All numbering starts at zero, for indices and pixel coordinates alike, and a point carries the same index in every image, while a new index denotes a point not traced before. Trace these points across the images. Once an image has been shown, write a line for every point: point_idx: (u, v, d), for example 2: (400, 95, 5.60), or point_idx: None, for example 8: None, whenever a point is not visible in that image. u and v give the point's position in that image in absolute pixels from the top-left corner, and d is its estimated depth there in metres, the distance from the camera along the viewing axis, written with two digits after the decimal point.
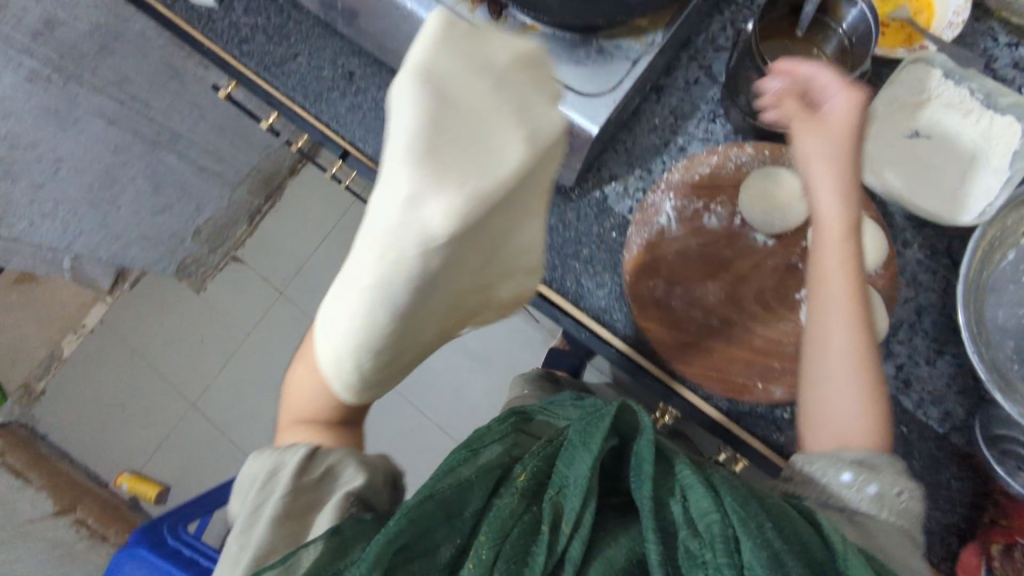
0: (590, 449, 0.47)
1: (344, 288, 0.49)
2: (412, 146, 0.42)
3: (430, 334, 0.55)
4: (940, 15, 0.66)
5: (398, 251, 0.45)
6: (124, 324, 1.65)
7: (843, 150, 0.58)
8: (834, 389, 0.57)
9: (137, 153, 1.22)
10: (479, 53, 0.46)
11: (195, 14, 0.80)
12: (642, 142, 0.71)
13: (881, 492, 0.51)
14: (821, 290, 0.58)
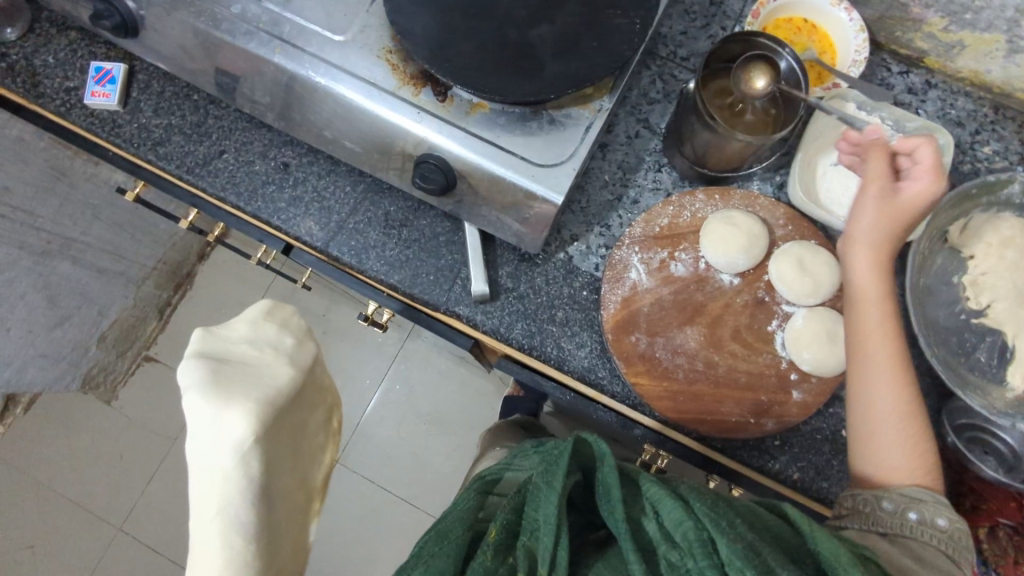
0: (553, 488, 0.46)
1: (198, 537, 0.50)
2: (201, 393, 0.50)
3: (293, 540, 0.54)
4: (843, 55, 0.73)
5: (223, 472, 0.49)
6: (21, 455, 1.43)
7: (890, 233, 0.59)
8: (886, 442, 0.57)
9: (25, 269, 1.07)
10: (231, 329, 0.57)
11: (96, 120, 0.74)
12: (596, 199, 0.72)
13: (924, 518, 0.52)
14: (870, 337, 0.59)
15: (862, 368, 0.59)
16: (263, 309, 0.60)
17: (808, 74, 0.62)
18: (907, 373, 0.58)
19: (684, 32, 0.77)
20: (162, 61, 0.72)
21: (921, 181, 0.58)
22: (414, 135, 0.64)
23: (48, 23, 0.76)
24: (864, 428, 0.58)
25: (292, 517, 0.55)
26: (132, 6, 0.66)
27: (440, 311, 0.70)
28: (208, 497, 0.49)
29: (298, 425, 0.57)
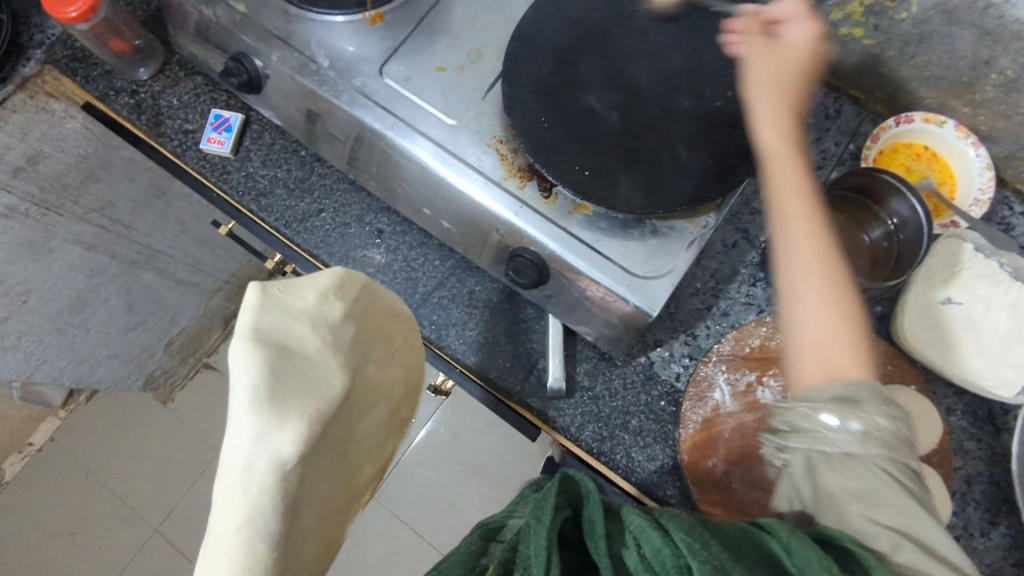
0: (542, 523, 0.45)
1: (209, 558, 0.41)
2: (253, 395, 0.42)
3: (306, 566, 0.47)
4: (964, 189, 0.70)
5: (257, 487, 0.41)
6: (77, 440, 1.50)
7: (785, 157, 0.58)
8: (807, 308, 0.54)
9: (112, 275, 1.12)
10: (299, 297, 0.50)
11: (207, 163, 0.77)
12: (685, 306, 0.71)
13: (866, 425, 0.48)
14: (794, 273, 0.55)
15: (792, 281, 0.55)
16: (331, 277, 0.53)
17: (934, 224, 0.59)
18: (818, 233, 0.56)
19: (795, 143, 0.74)
20: (277, 116, 0.75)
21: (766, 127, 0.59)
22: (512, 227, 0.64)
23: (178, 66, 0.79)
24: (802, 343, 0.54)
25: (321, 525, 0.49)
26: (259, 65, 0.69)
27: (513, 400, 0.69)
28: (231, 513, 0.41)
29: (335, 434, 0.51)
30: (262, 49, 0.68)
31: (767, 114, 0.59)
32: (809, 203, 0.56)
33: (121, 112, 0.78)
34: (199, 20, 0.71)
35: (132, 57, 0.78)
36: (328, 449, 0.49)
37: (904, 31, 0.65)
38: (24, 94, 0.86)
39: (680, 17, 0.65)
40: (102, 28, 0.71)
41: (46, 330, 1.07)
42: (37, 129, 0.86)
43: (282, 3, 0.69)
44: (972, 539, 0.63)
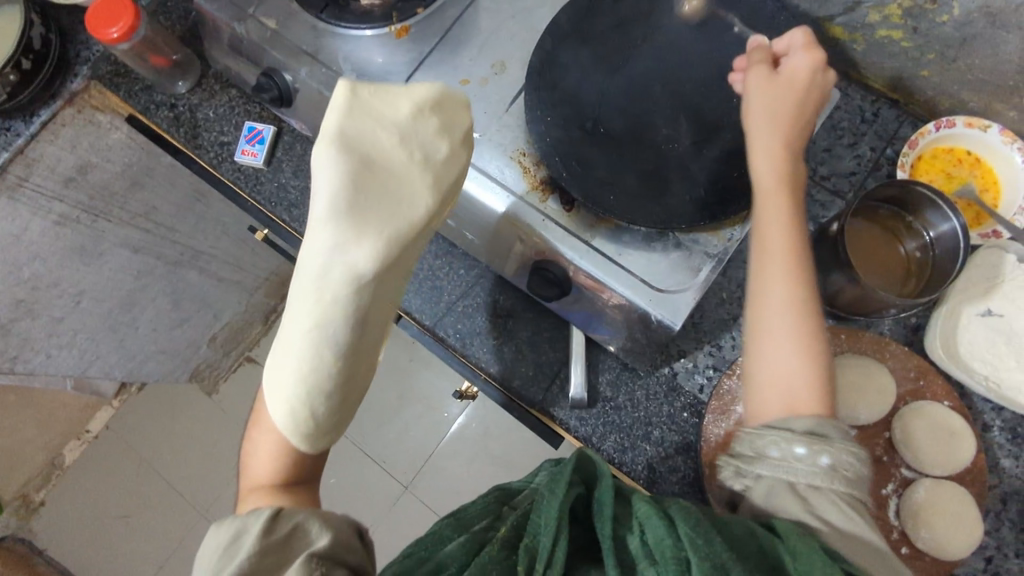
0: (555, 494, 0.46)
1: (288, 335, 0.51)
2: (334, 206, 0.47)
3: (360, 376, 0.55)
4: (1009, 197, 0.67)
5: (329, 293, 0.48)
6: (129, 429, 1.57)
7: (790, 105, 0.57)
8: (779, 351, 0.53)
9: (158, 275, 1.17)
10: (391, 107, 0.49)
11: (242, 175, 0.80)
12: (710, 317, 0.70)
13: (831, 462, 0.47)
14: (761, 244, 0.55)
15: (764, 304, 0.54)
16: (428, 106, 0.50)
17: (972, 244, 0.57)
18: (800, 231, 0.55)
19: (828, 149, 0.71)
20: (308, 128, 0.77)
21: (799, 63, 0.58)
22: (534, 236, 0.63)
23: (215, 79, 0.82)
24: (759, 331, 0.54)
25: (377, 343, 0.55)
26: (290, 80, 0.71)
27: (535, 409, 0.70)
28: (308, 307, 0.49)
29: (410, 269, 0.53)
30: (292, 64, 0.70)
31: (766, 117, 0.57)
32: (784, 157, 0.56)
33: (161, 125, 0.81)
34: (233, 36, 0.73)
35: (171, 71, 0.81)
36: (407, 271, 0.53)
37: (945, 34, 0.62)
38: (73, 109, 0.85)
39: (705, 24, 0.64)
40: (142, 46, 0.74)
41: (97, 327, 1.13)
42: (85, 141, 0.89)
43: (311, 19, 0.70)
44: (1007, 560, 0.61)
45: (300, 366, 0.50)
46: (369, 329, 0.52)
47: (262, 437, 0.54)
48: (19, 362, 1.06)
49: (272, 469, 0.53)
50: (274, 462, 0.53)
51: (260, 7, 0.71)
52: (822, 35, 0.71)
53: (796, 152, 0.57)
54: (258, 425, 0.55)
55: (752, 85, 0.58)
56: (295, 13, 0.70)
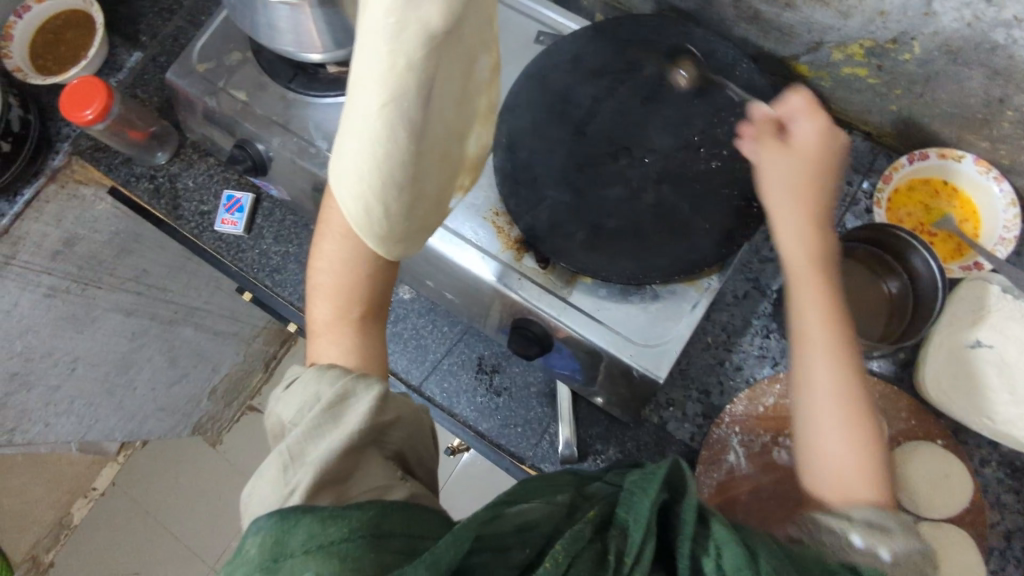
0: (647, 486, 0.39)
1: (355, 124, 0.44)
2: None
3: (430, 187, 0.49)
4: (988, 228, 0.66)
5: (403, 29, 0.40)
6: (136, 486, 1.57)
7: (832, 309, 0.52)
8: (824, 441, 0.50)
9: (152, 335, 1.16)
10: None
11: (223, 244, 0.80)
12: (696, 361, 0.69)
13: (894, 557, 0.43)
14: (813, 390, 0.51)
15: (810, 373, 0.51)
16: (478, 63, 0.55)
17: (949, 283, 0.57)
18: (842, 340, 0.52)
19: None
20: (287, 195, 0.77)
21: (791, 243, 0.54)
22: (512, 292, 0.62)
23: (193, 149, 0.83)
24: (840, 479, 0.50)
25: (440, 170, 0.50)
26: (262, 149, 0.71)
27: (526, 465, 0.69)
28: (374, 77, 0.42)
29: (468, 50, 0.47)
30: (263, 135, 0.70)
31: (818, 311, 0.52)
32: (806, 214, 0.55)
33: (142, 197, 0.82)
34: (205, 109, 0.74)
35: (149, 144, 0.81)
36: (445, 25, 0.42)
37: (909, 71, 0.62)
38: (55, 184, 0.87)
39: (667, 73, 0.64)
40: (117, 124, 0.75)
41: (93, 391, 1.13)
42: (70, 216, 0.91)
43: (280, 89, 0.71)
44: None
45: (374, 168, 0.44)
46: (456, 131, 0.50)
47: (326, 259, 0.56)
48: (18, 432, 1.04)
49: (336, 306, 0.55)
50: (333, 300, 0.55)
51: (230, 80, 0.72)
52: (788, 73, 0.72)
53: (825, 227, 0.55)
54: (327, 244, 0.56)
55: (798, 314, 0.53)
56: (264, 85, 0.71)
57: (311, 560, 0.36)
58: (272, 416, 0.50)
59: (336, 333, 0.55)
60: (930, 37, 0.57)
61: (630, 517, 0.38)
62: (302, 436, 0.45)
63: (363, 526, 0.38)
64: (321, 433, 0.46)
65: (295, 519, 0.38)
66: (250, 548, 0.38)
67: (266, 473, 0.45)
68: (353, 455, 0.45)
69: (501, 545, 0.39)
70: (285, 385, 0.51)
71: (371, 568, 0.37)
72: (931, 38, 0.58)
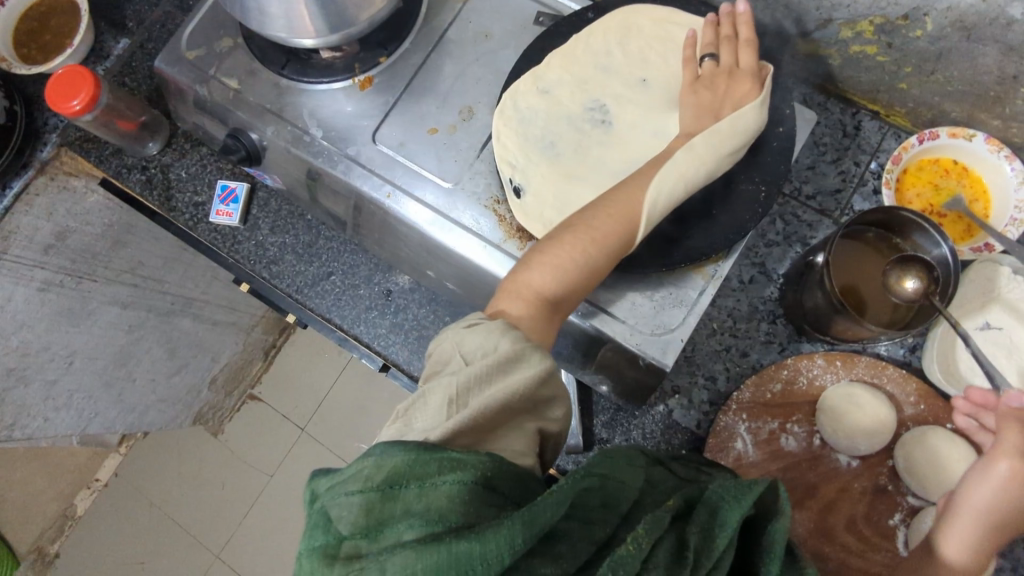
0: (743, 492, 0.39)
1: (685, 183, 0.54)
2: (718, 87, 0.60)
3: None
4: (1000, 208, 0.65)
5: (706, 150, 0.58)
6: (138, 476, 1.57)
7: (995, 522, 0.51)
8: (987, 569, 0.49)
9: (150, 327, 1.15)
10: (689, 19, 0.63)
11: (218, 236, 0.78)
12: (702, 349, 0.68)
13: None
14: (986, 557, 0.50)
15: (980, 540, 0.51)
16: (503, 95, 0.62)
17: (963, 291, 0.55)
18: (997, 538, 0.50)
19: (811, 166, 0.71)
20: (282, 184, 0.75)
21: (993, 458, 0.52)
22: (583, 301, 0.60)
23: (185, 138, 0.81)
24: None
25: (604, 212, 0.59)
26: (256, 138, 0.70)
27: None
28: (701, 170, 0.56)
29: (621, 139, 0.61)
30: (257, 123, 0.68)
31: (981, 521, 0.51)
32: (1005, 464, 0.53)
33: (133, 189, 0.80)
34: (196, 99, 0.71)
35: (139, 134, 0.79)
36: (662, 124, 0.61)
37: (920, 48, 0.61)
38: (45, 177, 0.86)
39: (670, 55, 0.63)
40: (107, 114, 0.73)
41: (92, 384, 1.11)
42: (61, 208, 0.88)
43: (273, 76, 0.69)
44: None
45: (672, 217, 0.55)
46: (579, 172, 0.61)
47: (566, 249, 0.53)
48: (17, 429, 1.01)
49: (553, 289, 0.53)
50: (558, 278, 0.53)
51: (221, 67, 0.70)
52: (793, 52, 0.70)
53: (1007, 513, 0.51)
54: (590, 243, 0.54)
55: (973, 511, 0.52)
56: (257, 72, 0.69)
57: (425, 492, 0.38)
58: (444, 344, 0.49)
59: (538, 312, 0.52)
60: (943, 13, 0.56)
61: (713, 521, 0.39)
62: (474, 380, 0.45)
63: (479, 475, 0.39)
64: (491, 382, 0.45)
65: (418, 453, 0.39)
66: (367, 465, 0.39)
67: (427, 401, 0.45)
68: (504, 412, 0.45)
69: (586, 517, 0.39)
70: (466, 322, 0.49)
71: (472, 516, 0.37)
72: (944, 14, 0.56)
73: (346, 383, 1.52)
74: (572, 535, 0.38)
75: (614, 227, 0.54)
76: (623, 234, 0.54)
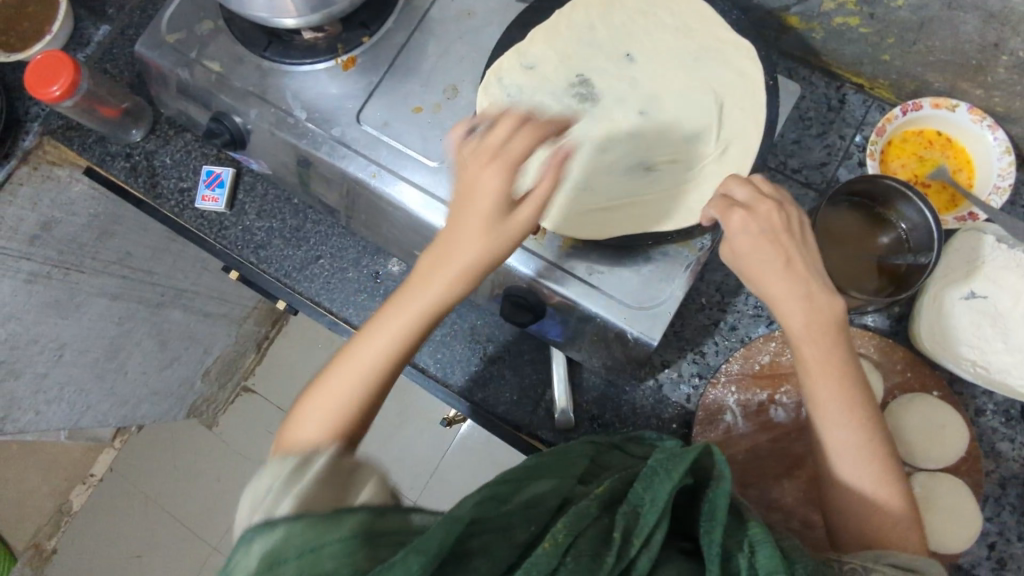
0: (671, 467, 0.41)
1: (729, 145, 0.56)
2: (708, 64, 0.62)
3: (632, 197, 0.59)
4: (983, 177, 0.66)
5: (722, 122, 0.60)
6: (133, 470, 1.57)
7: (840, 375, 0.51)
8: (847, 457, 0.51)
9: (140, 319, 1.14)
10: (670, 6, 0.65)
11: (205, 222, 0.78)
12: (690, 323, 0.69)
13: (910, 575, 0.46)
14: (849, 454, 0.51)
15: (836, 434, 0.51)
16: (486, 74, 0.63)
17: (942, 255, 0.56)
18: (857, 409, 0.51)
19: (797, 140, 0.71)
20: (268, 168, 0.75)
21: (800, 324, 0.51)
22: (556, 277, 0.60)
23: (168, 125, 0.81)
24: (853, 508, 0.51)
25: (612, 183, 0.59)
26: (240, 122, 0.69)
27: (523, 432, 0.68)
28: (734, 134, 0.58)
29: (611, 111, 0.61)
30: (241, 107, 0.68)
31: (832, 392, 0.51)
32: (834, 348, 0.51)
33: (118, 176, 0.79)
34: (179, 83, 0.71)
35: (123, 121, 0.78)
36: (650, 98, 0.61)
37: (902, 19, 0.61)
38: (27, 166, 0.85)
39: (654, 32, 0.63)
40: (87, 100, 0.72)
41: (83, 377, 1.10)
42: (46, 198, 0.88)
43: (256, 59, 0.69)
44: (1011, 544, 0.61)
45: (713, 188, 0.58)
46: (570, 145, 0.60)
47: (335, 389, 0.51)
48: (8, 422, 0.99)
49: (320, 434, 0.50)
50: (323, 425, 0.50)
51: (203, 51, 0.69)
52: (777, 27, 0.70)
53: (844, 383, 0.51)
54: (347, 377, 0.51)
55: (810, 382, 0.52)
56: (239, 55, 0.69)
57: (315, 548, 0.38)
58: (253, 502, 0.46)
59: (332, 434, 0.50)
60: None
61: (643, 499, 0.40)
62: (276, 492, 0.43)
63: (360, 525, 0.39)
64: (289, 489, 0.43)
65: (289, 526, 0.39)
66: (250, 545, 0.39)
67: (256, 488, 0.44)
68: (327, 484, 0.43)
69: (505, 525, 0.40)
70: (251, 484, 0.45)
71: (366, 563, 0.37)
72: None
73: None
74: (491, 548, 0.39)
75: (385, 343, 0.51)
76: (360, 397, 0.51)
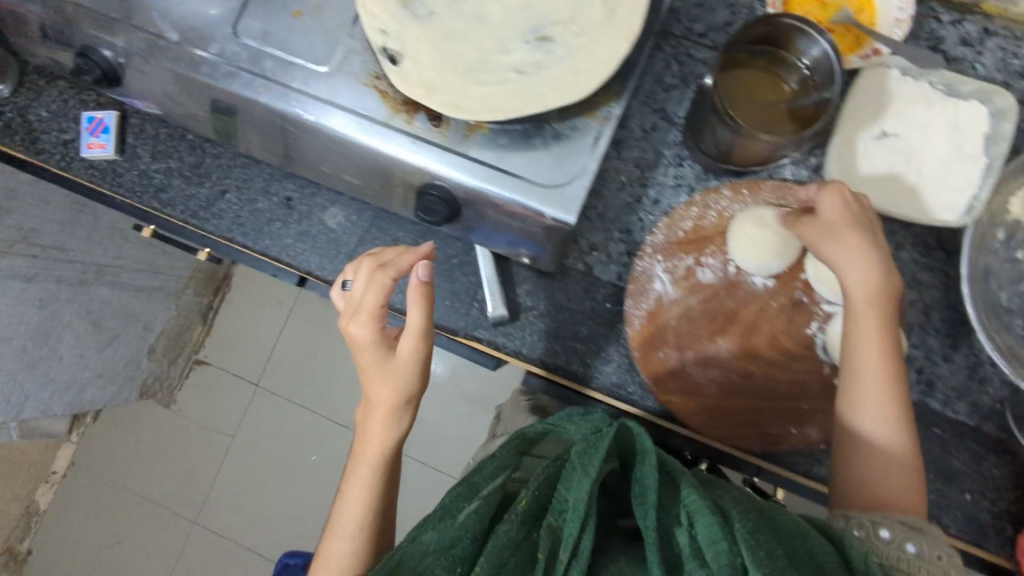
0: (584, 471, 0.42)
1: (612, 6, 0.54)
2: None
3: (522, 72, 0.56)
4: (883, 14, 0.65)
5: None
6: (96, 461, 1.53)
7: (883, 314, 0.55)
8: (870, 400, 0.55)
9: (65, 300, 1.09)
10: None
11: (97, 172, 0.73)
12: (614, 203, 0.68)
13: (920, 551, 0.51)
14: (870, 386, 0.55)
15: (866, 393, 0.55)
16: None
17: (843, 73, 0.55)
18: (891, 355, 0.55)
19: (700, 3, 0.69)
20: (155, 106, 0.71)
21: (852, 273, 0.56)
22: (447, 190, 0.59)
23: (37, 75, 0.74)
24: (866, 458, 0.56)
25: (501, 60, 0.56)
26: (109, 54, 0.64)
27: (460, 336, 0.67)
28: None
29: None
30: (105, 35, 0.62)
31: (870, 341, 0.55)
32: (872, 267, 0.55)
33: None
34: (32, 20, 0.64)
35: None
36: None
37: None
38: None
39: None
40: None
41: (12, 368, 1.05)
42: None
43: None
44: (937, 366, 0.64)
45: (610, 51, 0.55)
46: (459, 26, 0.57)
47: (348, 510, 0.62)
48: None
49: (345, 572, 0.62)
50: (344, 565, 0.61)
51: None
52: None
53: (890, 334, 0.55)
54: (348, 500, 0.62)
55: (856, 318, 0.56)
56: None
57: None
58: None
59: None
60: None
61: (563, 506, 0.41)
62: None
63: None
64: None
65: None
66: None
67: None
68: None
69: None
70: None
71: None
72: None
73: (293, 329, 1.49)
74: None
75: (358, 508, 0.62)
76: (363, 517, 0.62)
